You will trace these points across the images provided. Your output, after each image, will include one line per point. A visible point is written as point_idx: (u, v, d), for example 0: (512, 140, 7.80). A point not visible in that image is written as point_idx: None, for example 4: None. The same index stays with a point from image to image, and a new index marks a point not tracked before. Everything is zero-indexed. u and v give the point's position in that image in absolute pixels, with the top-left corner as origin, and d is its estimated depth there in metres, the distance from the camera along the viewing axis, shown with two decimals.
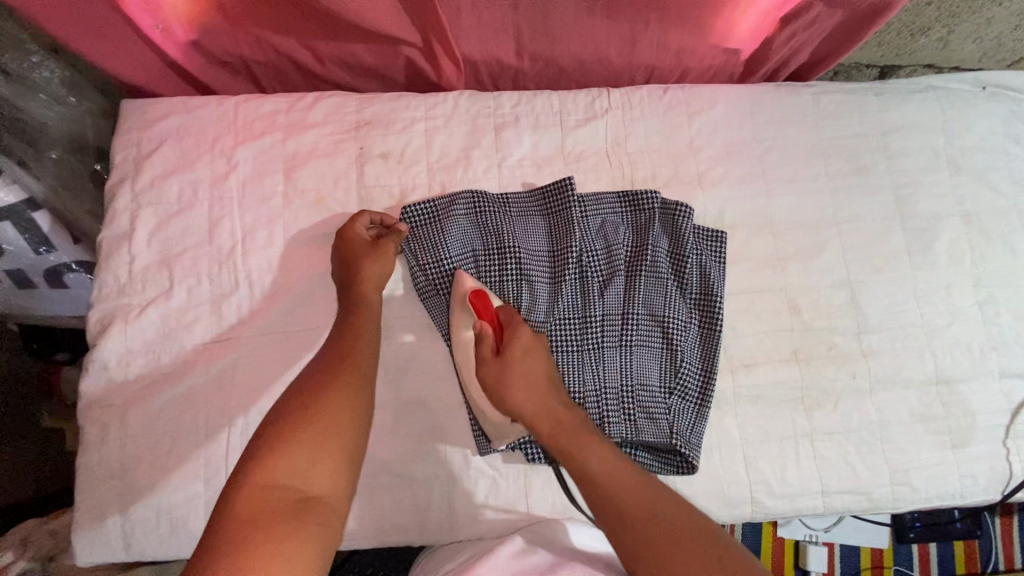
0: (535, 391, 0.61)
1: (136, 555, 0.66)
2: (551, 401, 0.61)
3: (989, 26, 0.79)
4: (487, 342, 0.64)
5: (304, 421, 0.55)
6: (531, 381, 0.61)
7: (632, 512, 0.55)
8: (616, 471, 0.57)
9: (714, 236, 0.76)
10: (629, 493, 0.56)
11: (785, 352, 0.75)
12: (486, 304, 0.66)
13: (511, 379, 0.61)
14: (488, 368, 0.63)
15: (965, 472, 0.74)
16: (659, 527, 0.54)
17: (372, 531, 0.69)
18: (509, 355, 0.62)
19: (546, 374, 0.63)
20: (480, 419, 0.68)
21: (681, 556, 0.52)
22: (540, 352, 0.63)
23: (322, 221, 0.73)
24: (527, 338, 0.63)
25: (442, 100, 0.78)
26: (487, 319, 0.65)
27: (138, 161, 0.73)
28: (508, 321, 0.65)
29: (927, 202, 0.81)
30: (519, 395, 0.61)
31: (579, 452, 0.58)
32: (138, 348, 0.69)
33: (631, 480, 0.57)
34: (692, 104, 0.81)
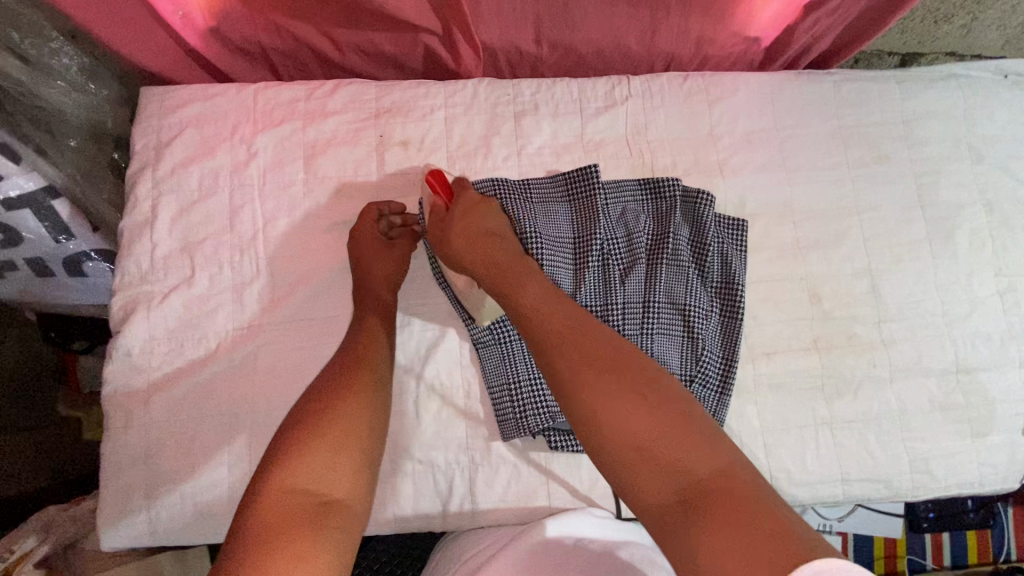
0: (477, 245, 0.63)
1: (161, 540, 0.66)
2: (490, 249, 0.63)
3: (1013, 14, 0.78)
4: (438, 211, 0.68)
5: (324, 421, 0.55)
6: (471, 235, 0.64)
7: (558, 339, 0.52)
8: (549, 305, 0.56)
9: (736, 226, 0.75)
10: (557, 325, 0.54)
11: (806, 340, 0.75)
12: (441, 182, 0.69)
13: (454, 233, 0.65)
14: (440, 226, 0.67)
15: (984, 460, 0.74)
16: (588, 355, 0.51)
17: (395, 517, 0.69)
18: (454, 213, 0.66)
19: (489, 225, 0.65)
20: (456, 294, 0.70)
21: (604, 385, 0.49)
22: (485, 213, 0.66)
23: (344, 209, 0.73)
24: (473, 198, 0.67)
25: (461, 87, 0.77)
26: (441, 191, 0.69)
27: (159, 148, 0.73)
28: (459, 191, 0.68)
29: (948, 191, 0.80)
30: (460, 246, 0.64)
31: (512, 292, 0.58)
32: (161, 335, 0.69)
33: (560, 315, 0.55)
34: (712, 92, 0.81)
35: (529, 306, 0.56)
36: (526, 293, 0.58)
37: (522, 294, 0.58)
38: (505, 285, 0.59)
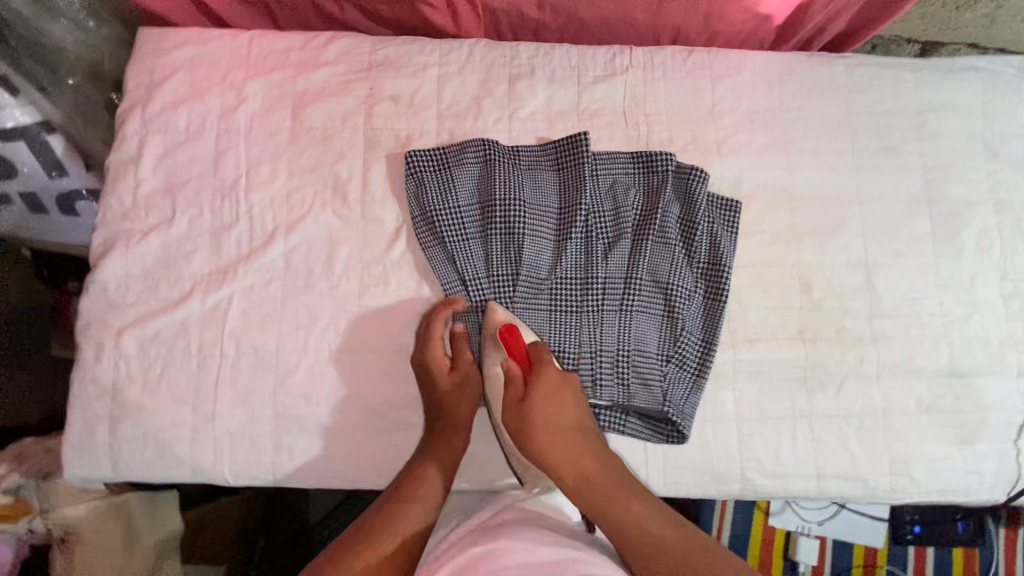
0: (569, 463, 0.64)
1: (122, 474, 0.67)
2: (576, 453, 0.65)
3: None
4: (516, 388, 0.66)
5: (396, 510, 0.64)
6: (552, 421, 0.65)
7: (648, 540, 0.61)
8: (648, 524, 0.62)
9: (727, 206, 0.73)
10: (656, 542, 0.61)
11: (791, 329, 0.72)
12: (517, 342, 0.66)
13: (537, 421, 0.64)
14: (518, 406, 0.65)
15: (971, 469, 0.71)
16: (681, 571, 0.60)
17: (353, 475, 0.68)
18: (537, 397, 0.64)
19: (570, 418, 0.65)
20: (510, 458, 0.70)
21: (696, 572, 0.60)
22: (567, 388, 0.66)
23: (327, 161, 0.72)
24: (554, 375, 0.66)
25: (457, 47, 0.76)
26: (517, 357, 0.66)
27: (150, 88, 0.73)
28: (539, 361, 0.66)
29: (958, 187, 0.77)
30: (546, 442, 0.64)
31: (610, 506, 0.63)
32: (137, 273, 0.69)
33: (649, 517, 0.63)
34: (716, 68, 0.78)
35: (633, 524, 0.62)
36: (626, 511, 0.62)
37: (622, 510, 0.62)
38: (598, 498, 0.63)
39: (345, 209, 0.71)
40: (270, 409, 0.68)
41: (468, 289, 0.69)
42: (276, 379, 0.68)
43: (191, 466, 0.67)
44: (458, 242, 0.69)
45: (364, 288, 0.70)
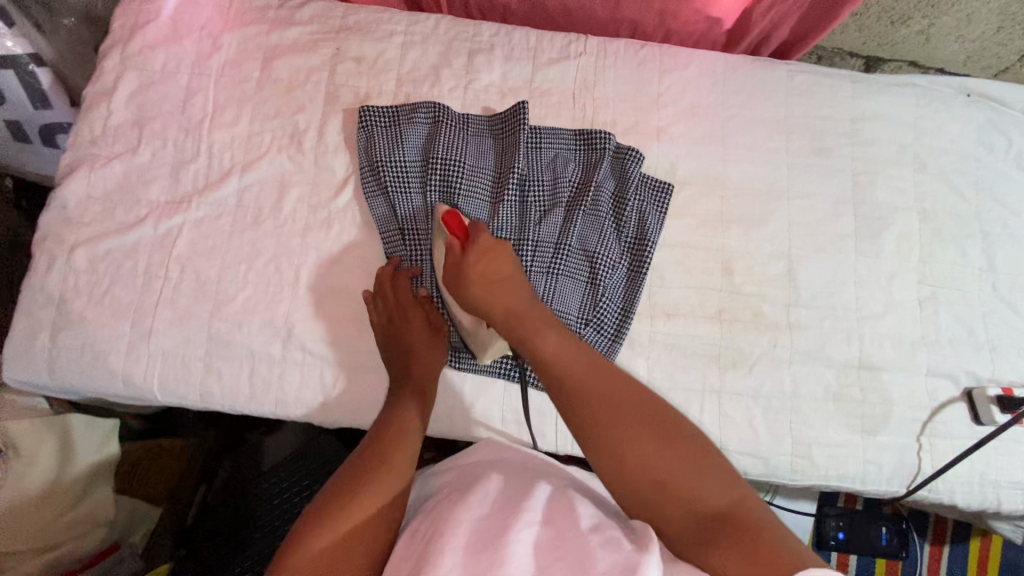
0: (496, 297, 0.64)
1: (58, 380, 0.71)
2: (510, 295, 0.64)
3: (968, 24, 0.83)
4: (454, 252, 0.67)
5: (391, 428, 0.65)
6: (485, 274, 0.65)
7: (581, 390, 0.59)
8: (566, 353, 0.61)
9: (660, 188, 0.77)
10: (577, 379, 0.60)
11: (710, 309, 0.75)
12: (457, 221, 0.68)
13: (472, 275, 0.65)
14: (455, 268, 0.67)
15: (870, 458, 0.73)
16: (601, 406, 0.58)
17: (276, 402, 0.71)
18: (471, 262, 0.65)
19: (506, 271, 0.65)
20: (462, 334, 0.72)
21: (641, 437, 0.56)
22: (502, 251, 0.66)
23: (289, 111, 0.77)
24: (490, 241, 0.66)
25: (424, 19, 0.81)
26: (457, 233, 0.68)
27: (132, 29, 0.78)
28: (474, 232, 0.67)
29: (883, 193, 0.80)
30: (478, 291, 0.65)
31: (532, 335, 0.62)
32: (97, 195, 0.74)
33: (575, 357, 0.61)
34: (665, 62, 0.83)
35: (551, 353, 0.61)
36: (547, 338, 0.62)
37: (543, 337, 0.62)
38: (524, 329, 0.63)
39: (299, 156, 0.76)
40: (204, 333, 0.71)
41: (405, 238, 0.73)
42: (213, 306, 0.72)
43: (123, 379, 0.70)
44: (400, 194, 0.74)
45: (308, 230, 0.74)
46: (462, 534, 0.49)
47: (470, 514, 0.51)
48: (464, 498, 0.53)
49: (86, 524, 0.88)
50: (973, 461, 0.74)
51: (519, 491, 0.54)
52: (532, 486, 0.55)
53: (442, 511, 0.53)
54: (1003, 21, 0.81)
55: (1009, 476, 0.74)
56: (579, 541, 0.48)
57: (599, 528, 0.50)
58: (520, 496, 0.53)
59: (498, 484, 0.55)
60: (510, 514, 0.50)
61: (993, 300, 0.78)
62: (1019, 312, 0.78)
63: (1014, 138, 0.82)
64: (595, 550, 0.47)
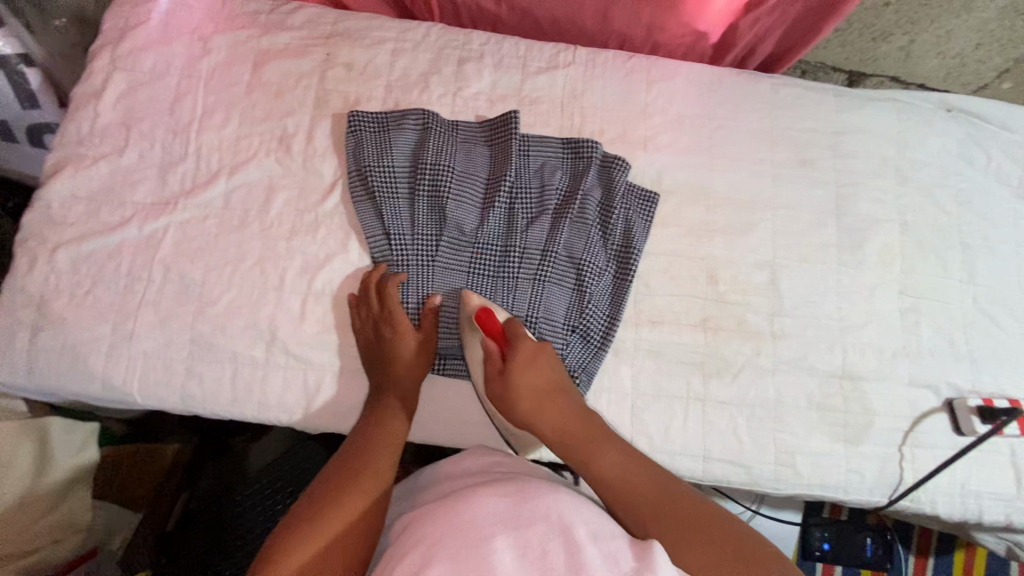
0: (550, 412, 0.66)
1: (37, 381, 0.70)
2: (561, 413, 0.66)
3: (948, 42, 0.86)
4: (494, 361, 0.68)
5: (370, 440, 0.65)
6: (533, 386, 0.67)
7: (638, 493, 0.60)
8: (625, 469, 0.62)
9: (646, 196, 0.78)
10: (637, 496, 0.60)
11: (694, 317, 0.76)
12: (490, 321, 0.69)
13: (520, 390, 0.66)
14: (498, 381, 0.68)
15: (853, 467, 0.73)
16: (662, 515, 0.57)
17: (258, 405, 0.71)
18: (515, 369, 0.67)
19: (549, 381, 0.67)
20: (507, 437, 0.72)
21: (703, 539, 0.55)
22: (544, 360, 0.68)
23: (278, 114, 0.77)
24: (534, 347, 0.69)
25: (415, 27, 0.82)
26: (493, 336, 0.69)
27: (122, 31, 0.78)
28: (514, 336, 0.69)
29: (866, 205, 0.81)
30: (526, 402, 0.66)
31: (590, 452, 0.63)
32: (82, 195, 0.74)
33: (631, 467, 0.62)
34: (653, 72, 0.84)
35: (609, 468, 0.62)
36: (604, 452, 0.63)
37: (600, 452, 0.63)
38: (584, 448, 0.64)
39: (288, 159, 0.76)
40: (187, 335, 0.71)
41: (392, 243, 0.73)
42: (197, 308, 0.71)
43: (102, 380, 0.69)
44: (388, 200, 0.74)
45: (294, 233, 0.74)
46: (452, 540, 0.49)
47: (462, 518, 0.51)
48: (458, 503, 0.54)
49: (63, 529, 0.87)
50: (954, 471, 0.74)
51: (513, 496, 0.54)
52: (526, 490, 0.55)
53: (434, 514, 0.53)
54: (980, 38, 0.85)
55: (990, 486, 0.74)
56: (570, 548, 0.48)
57: (591, 539, 0.50)
58: (513, 501, 0.53)
59: (492, 486, 0.55)
60: (500, 525, 0.50)
61: (974, 311, 0.79)
62: (1000, 323, 0.79)
63: (993, 152, 0.84)
64: (583, 560, 0.47)
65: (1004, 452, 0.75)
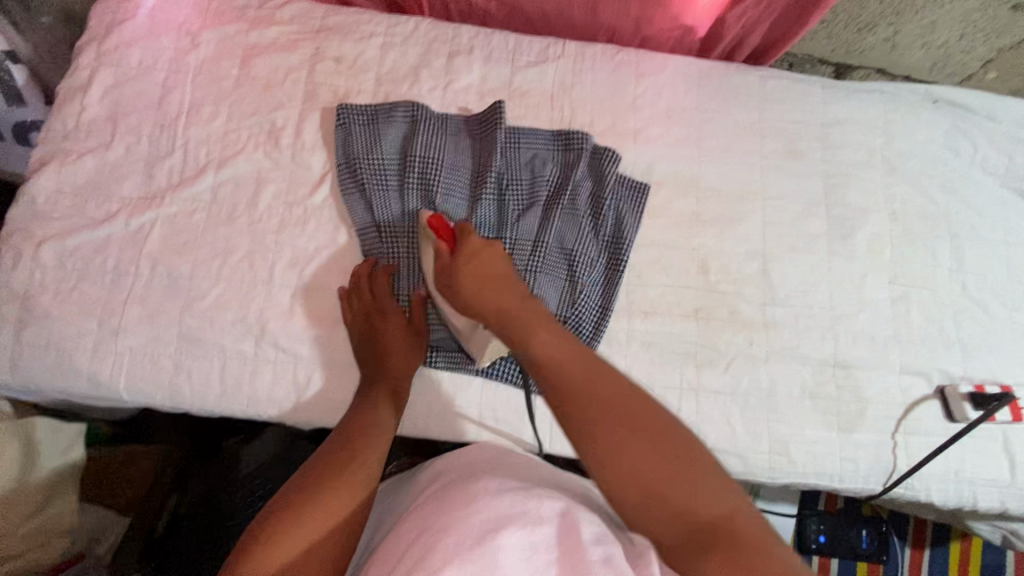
0: (488, 299, 0.62)
1: (21, 379, 0.69)
2: (502, 299, 0.62)
3: (932, 32, 0.87)
4: (443, 256, 0.66)
5: (362, 433, 0.64)
6: (476, 274, 0.64)
7: (576, 388, 0.55)
8: (562, 351, 0.58)
9: (637, 188, 0.78)
10: (569, 376, 0.56)
11: (686, 307, 0.76)
12: (442, 225, 0.68)
13: (463, 278, 0.64)
14: (444, 268, 0.66)
15: (847, 455, 0.73)
16: (595, 402, 0.54)
17: (247, 401, 0.70)
18: (461, 259, 0.64)
19: (493, 270, 0.64)
20: (459, 338, 0.70)
21: (635, 440, 0.52)
22: (491, 252, 0.65)
23: (266, 108, 0.77)
24: (479, 243, 0.66)
25: (404, 21, 0.82)
26: (445, 237, 0.68)
27: (109, 26, 0.78)
28: (462, 234, 0.67)
29: (855, 195, 0.82)
30: (467, 289, 0.63)
31: (525, 336, 0.59)
32: (68, 190, 0.73)
33: (572, 356, 0.58)
34: (642, 66, 0.84)
35: (545, 352, 0.58)
36: (541, 337, 0.59)
37: (537, 337, 0.59)
38: (519, 331, 0.60)
39: (276, 153, 0.76)
40: (175, 330, 0.70)
41: (382, 236, 0.73)
42: (184, 302, 0.70)
43: (88, 377, 0.68)
44: (378, 192, 0.73)
45: (283, 227, 0.73)
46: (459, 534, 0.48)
47: (469, 513, 0.50)
48: (463, 497, 0.53)
49: (50, 530, 0.85)
50: (947, 459, 0.74)
51: (519, 492, 0.53)
52: (531, 488, 0.54)
53: (438, 508, 0.52)
54: (964, 29, 0.86)
55: (984, 473, 0.74)
56: (575, 552, 0.48)
57: (596, 542, 0.49)
58: (519, 498, 0.52)
59: (498, 482, 0.55)
60: (506, 520, 0.49)
61: (964, 299, 0.79)
62: (989, 310, 0.79)
63: (979, 142, 0.84)
64: (589, 562, 0.47)
65: (997, 439, 0.75)
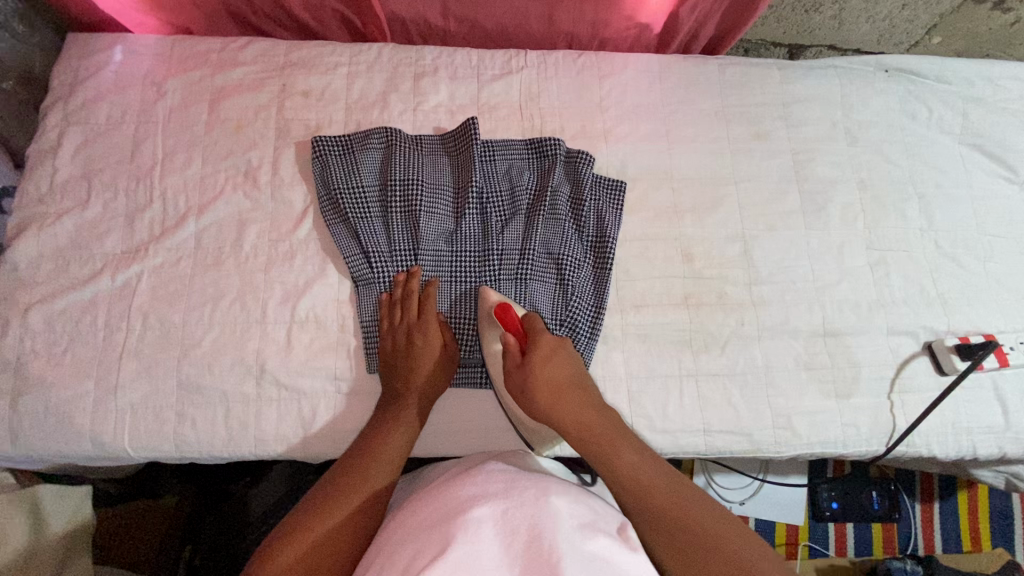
0: (566, 404, 0.66)
1: (21, 448, 0.68)
2: (579, 407, 0.66)
3: (874, 7, 0.90)
4: (512, 355, 0.68)
5: (373, 443, 0.65)
6: (554, 381, 0.66)
7: (654, 505, 0.61)
8: (642, 470, 0.63)
9: (613, 186, 0.80)
10: (649, 498, 0.61)
11: (676, 296, 0.78)
12: (509, 318, 0.69)
13: (541, 385, 0.66)
14: (516, 375, 0.67)
15: (848, 421, 0.75)
16: (677, 523, 0.60)
17: (254, 440, 0.70)
18: (536, 360, 0.67)
19: (567, 373, 0.68)
20: (518, 429, 0.71)
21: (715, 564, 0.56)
22: (562, 354, 0.68)
23: (240, 149, 0.77)
24: (549, 344, 0.68)
25: (367, 49, 0.83)
26: (513, 332, 0.69)
27: (73, 85, 0.78)
28: (533, 332, 0.69)
29: (823, 168, 0.85)
30: (545, 394, 0.66)
31: (607, 450, 0.64)
32: (49, 252, 0.73)
33: (648, 473, 0.63)
34: (603, 68, 0.86)
35: (626, 469, 0.63)
36: (621, 453, 0.64)
37: (618, 453, 0.64)
38: (600, 442, 0.64)
39: (255, 192, 0.76)
40: (174, 379, 0.70)
41: (371, 261, 0.73)
42: (180, 351, 0.70)
43: (91, 438, 0.68)
44: (362, 220, 0.74)
45: (271, 264, 0.74)
46: (439, 526, 0.48)
47: (450, 505, 0.50)
48: (449, 488, 0.53)
49: None
50: (943, 411, 0.77)
51: (503, 481, 0.53)
52: (518, 477, 0.54)
53: (421, 504, 0.53)
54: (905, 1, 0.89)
55: (979, 421, 0.77)
56: (549, 539, 0.46)
57: (575, 533, 0.47)
58: (502, 489, 0.52)
59: (487, 470, 0.55)
60: (488, 509, 0.49)
61: (938, 257, 0.82)
62: (964, 264, 0.82)
63: (933, 105, 0.88)
64: (563, 551, 0.45)
65: (987, 385, 0.78)
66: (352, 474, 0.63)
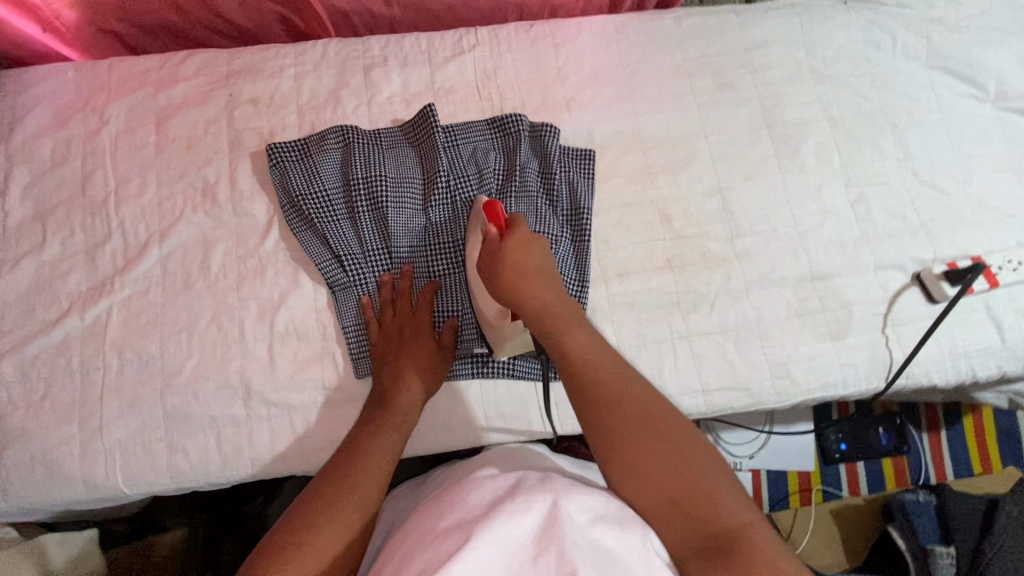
0: (538, 289, 0.60)
1: (15, 502, 0.67)
2: (547, 293, 0.61)
3: None
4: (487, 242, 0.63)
5: (362, 450, 0.62)
6: (528, 269, 0.61)
7: (599, 382, 0.57)
8: (596, 352, 0.59)
9: (582, 156, 0.78)
10: (600, 378, 0.57)
11: (659, 260, 0.76)
12: (493, 212, 0.65)
13: (505, 267, 0.61)
14: (487, 260, 0.63)
15: (845, 361, 0.75)
16: (620, 400, 0.55)
17: (252, 461, 0.68)
18: (509, 248, 0.61)
19: (540, 265, 0.62)
20: (484, 326, 0.69)
21: (652, 452, 0.52)
22: (538, 247, 0.63)
23: (194, 167, 0.75)
24: (527, 235, 0.63)
25: (311, 47, 0.80)
26: (495, 223, 0.64)
27: (12, 124, 0.75)
28: (515, 222, 0.64)
29: (793, 109, 0.83)
30: (514, 279, 0.60)
31: (562, 329, 0.59)
32: (13, 299, 0.70)
33: (608, 359, 0.58)
34: (557, 36, 0.84)
35: (582, 349, 0.58)
36: (575, 333, 0.59)
37: (571, 333, 0.59)
38: (558, 324, 0.60)
39: (216, 210, 0.74)
40: (159, 411, 0.68)
41: (345, 265, 0.71)
42: (161, 382, 0.69)
43: (84, 482, 0.66)
44: (329, 223, 0.72)
45: (242, 282, 0.72)
46: (454, 532, 0.47)
47: (460, 511, 0.49)
48: (456, 495, 0.52)
49: None
50: (939, 340, 0.76)
51: (508, 487, 0.52)
52: (520, 482, 0.53)
53: (425, 519, 0.51)
54: None
55: (976, 343, 0.76)
56: (560, 545, 0.45)
57: (580, 526, 0.47)
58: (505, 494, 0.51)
59: (488, 479, 0.54)
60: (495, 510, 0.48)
61: (917, 185, 0.81)
62: (944, 189, 0.81)
63: (897, 31, 0.86)
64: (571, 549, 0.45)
65: (979, 308, 0.77)
66: (342, 482, 0.59)
